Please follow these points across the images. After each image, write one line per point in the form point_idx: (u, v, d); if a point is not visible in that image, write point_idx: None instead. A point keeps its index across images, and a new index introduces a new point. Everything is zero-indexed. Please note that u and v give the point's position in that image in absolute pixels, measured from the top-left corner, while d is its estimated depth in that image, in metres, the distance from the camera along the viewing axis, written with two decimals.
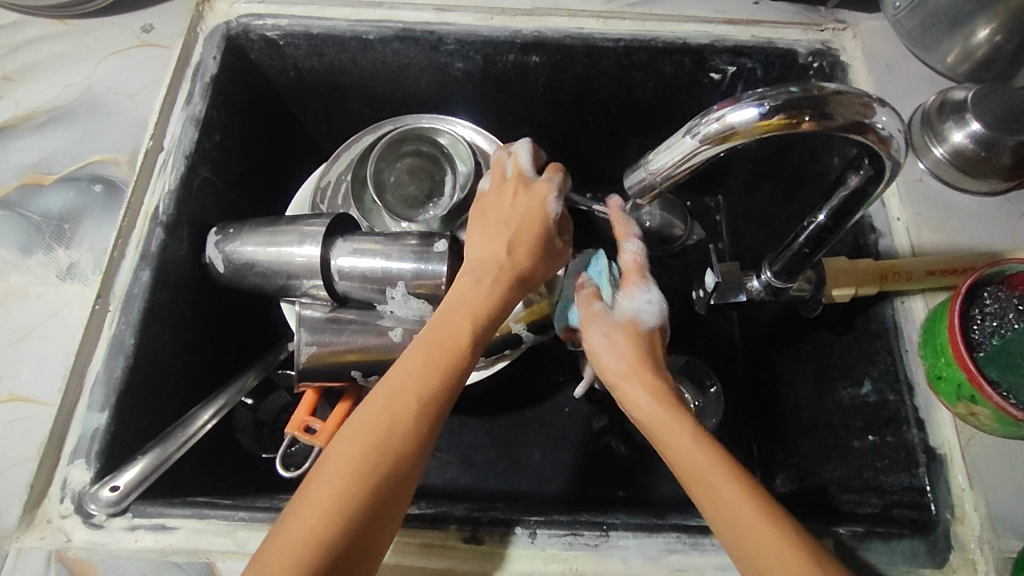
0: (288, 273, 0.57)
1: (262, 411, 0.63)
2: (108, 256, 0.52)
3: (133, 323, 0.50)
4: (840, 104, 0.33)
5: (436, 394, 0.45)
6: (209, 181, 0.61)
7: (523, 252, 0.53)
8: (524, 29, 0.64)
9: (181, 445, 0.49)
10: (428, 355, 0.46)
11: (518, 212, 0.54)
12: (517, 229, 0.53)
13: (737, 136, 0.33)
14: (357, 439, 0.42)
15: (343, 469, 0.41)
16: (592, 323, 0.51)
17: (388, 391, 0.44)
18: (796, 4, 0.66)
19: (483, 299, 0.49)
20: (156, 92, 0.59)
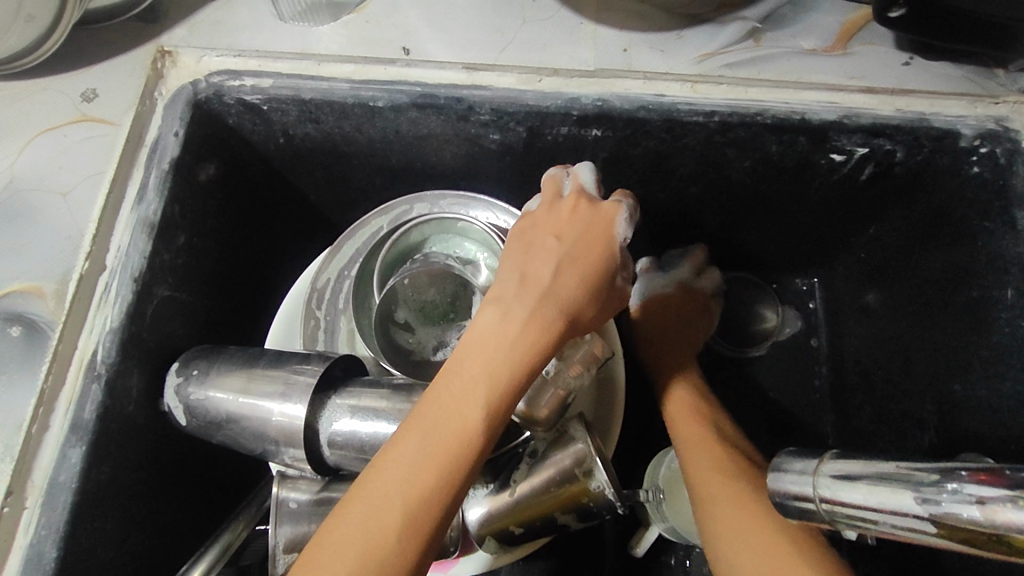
0: (265, 438, 0.43)
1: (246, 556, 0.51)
2: (25, 433, 0.39)
3: (57, 529, 0.38)
4: None
5: (460, 465, 0.37)
6: (173, 299, 0.47)
7: (574, 289, 0.42)
8: (583, 95, 0.48)
9: None
10: (456, 415, 0.38)
11: (574, 239, 0.44)
12: (569, 261, 0.43)
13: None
14: (363, 527, 0.35)
15: (354, 555, 0.34)
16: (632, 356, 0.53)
17: (402, 455, 0.37)
18: (959, 63, 0.48)
19: (522, 346, 0.40)
20: (97, 188, 0.45)
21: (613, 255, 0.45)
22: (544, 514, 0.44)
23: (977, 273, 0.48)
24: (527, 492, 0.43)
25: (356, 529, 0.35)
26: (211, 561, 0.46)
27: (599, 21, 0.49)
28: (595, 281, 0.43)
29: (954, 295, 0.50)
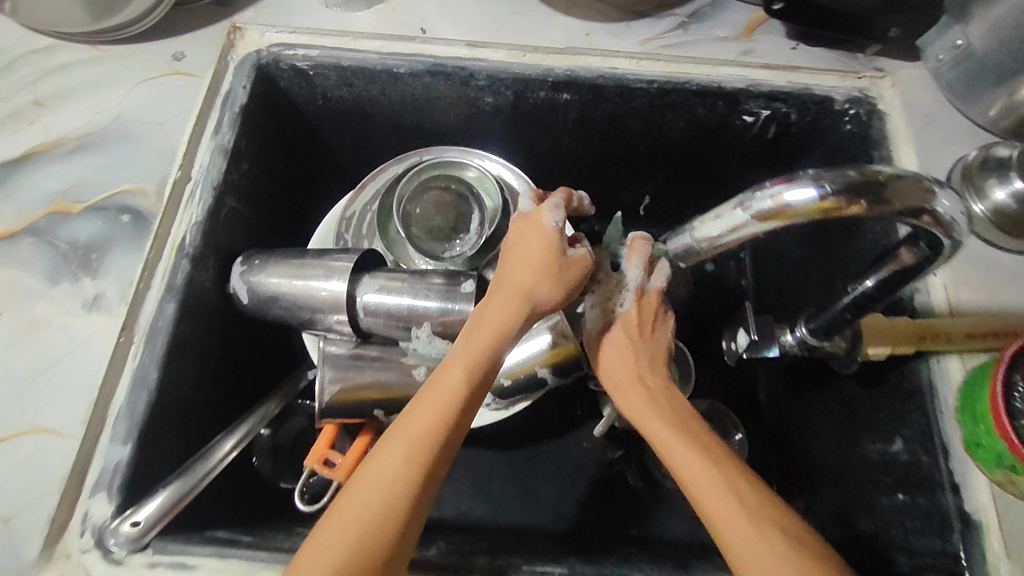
0: (314, 307, 0.56)
1: (279, 435, 0.62)
2: (135, 288, 0.51)
3: (157, 358, 0.50)
4: (901, 190, 0.32)
5: (454, 434, 0.44)
6: (236, 211, 0.60)
7: (536, 284, 0.47)
8: (557, 67, 0.63)
9: (203, 476, 0.48)
10: (445, 394, 0.44)
11: (531, 244, 0.49)
12: (527, 260, 0.48)
13: (787, 216, 0.32)
14: (376, 480, 0.41)
15: (367, 501, 0.41)
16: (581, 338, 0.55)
17: (404, 429, 0.43)
18: (834, 50, 0.65)
19: (497, 333, 0.46)
20: (185, 121, 0.58)
21: (549, 244, 0.48)
22: (537, 371, 0.57)
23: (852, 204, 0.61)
24: (531, 352, 0.57)
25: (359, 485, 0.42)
26: (241, 437, 0.53)
27: (569, 14, 0.65)
28: (553, 275, 0.48)
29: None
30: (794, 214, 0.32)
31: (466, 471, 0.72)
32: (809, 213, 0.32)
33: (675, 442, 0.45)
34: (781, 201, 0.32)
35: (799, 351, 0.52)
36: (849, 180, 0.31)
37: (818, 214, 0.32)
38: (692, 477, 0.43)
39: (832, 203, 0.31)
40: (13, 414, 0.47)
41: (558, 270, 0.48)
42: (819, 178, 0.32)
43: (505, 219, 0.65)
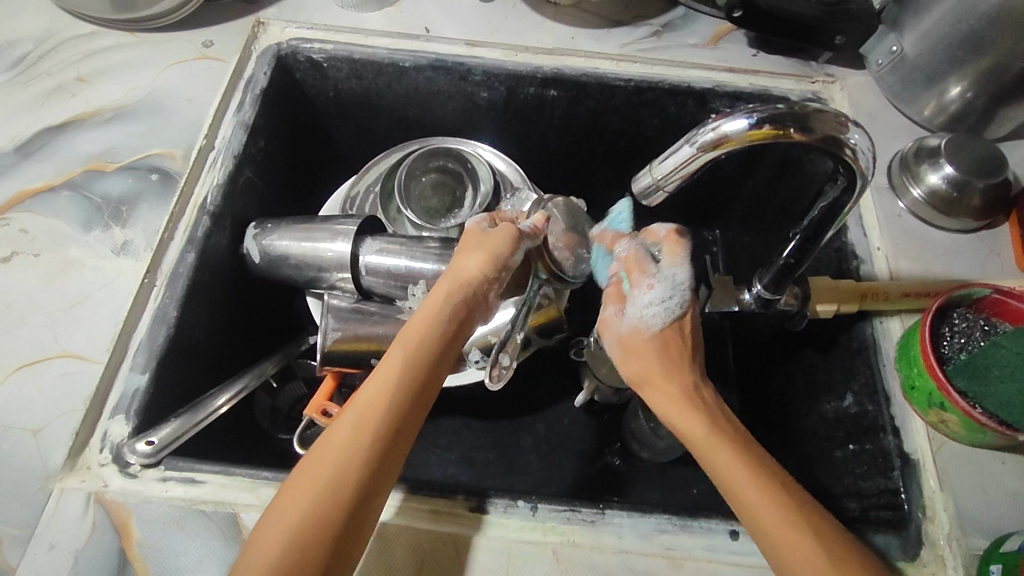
0: (320, 266, 0.61)
1: (279, 399, 0.65)
2: (159, 237, 0.56)
3: (176, 298, 0.54)
4: (819, 120, 0.40)
5: (400, 410, 0.42)
6: (251, 181, 0.66)
7: (472, 269, 0.48)
8: (545, 66, 0.71)
9: (204, 417, 0.51)
10: (383, 370, 0.43)
11: (468, 242, 0.51)
12: (463, 252, 0.50)
13: (730, 143, 0.40)
14: (338, 448, 0.40)
15: (324, 472, 0.39)
16: (605, 331, 0.50)
17: (353, 406, 0.42)
18: (791, 58, 0.73)
19: (439, 312, 0.46)
20: (212, 99, 0.65)
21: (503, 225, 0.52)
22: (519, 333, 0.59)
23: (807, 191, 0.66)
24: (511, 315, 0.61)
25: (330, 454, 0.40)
26: (236, 391, 0.55)
27: (557, 21, 0.74)
28: (488, 261, 0.49)
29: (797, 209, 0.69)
30: (734, 141, 0.40)
31: (454, 442, 0.73)
32: (745, 140, 0.40)
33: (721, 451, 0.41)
34: (722, 132, 0.40)
35: (756, 307, 0.58)
36: (776, 110, 0.39)
37: (753, 140, 0.40)
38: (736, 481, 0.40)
39: (765, 128, 0.39)
40: (45, 340, 0.51)
41: (492, 257, 0.49)
42: (749, 110, 0.40)
43: (496, 202, 0.70)
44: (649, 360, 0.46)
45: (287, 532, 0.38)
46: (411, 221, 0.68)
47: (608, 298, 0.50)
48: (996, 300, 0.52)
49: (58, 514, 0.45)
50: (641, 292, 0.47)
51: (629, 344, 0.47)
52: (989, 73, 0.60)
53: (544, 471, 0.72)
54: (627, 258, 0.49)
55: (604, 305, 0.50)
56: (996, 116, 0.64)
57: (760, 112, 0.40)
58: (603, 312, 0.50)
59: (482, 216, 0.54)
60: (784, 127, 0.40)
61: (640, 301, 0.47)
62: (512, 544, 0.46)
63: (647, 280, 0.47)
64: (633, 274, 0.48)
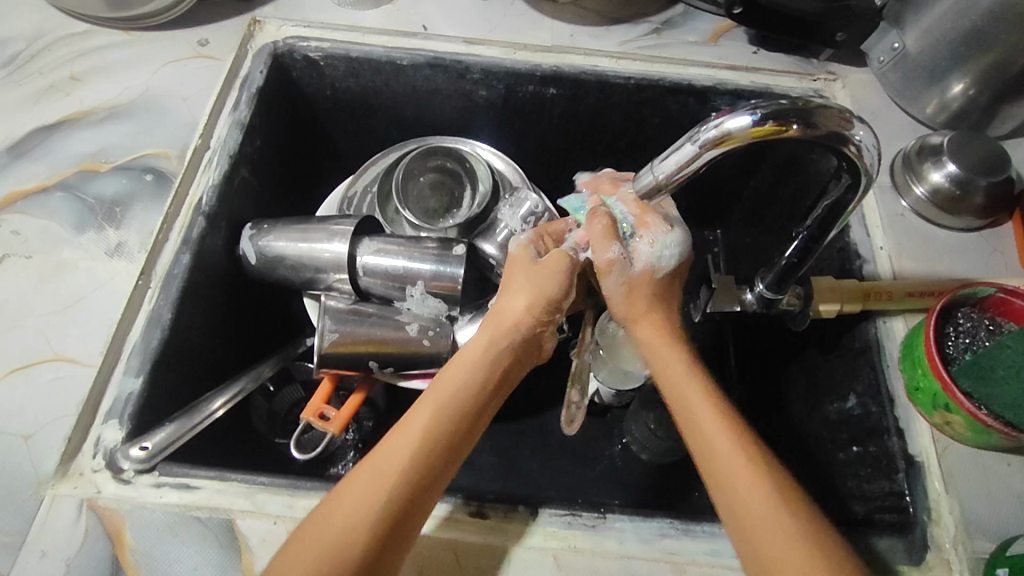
0: (317, 267, 0.60)
1: (276, 402, 0.64)
2: (154, 238, 0.55)
3: (171, 300, 0.53)
4: (823, 116, 0.39)
5: (439, 448, 0.43)
6: (248, 181, 0.65)
7: (522, 312, 0.50)
8: (544, 63, 0.70)
9: (200, 421, 0.50)
10: (424, 408, 0.44)
11: (519, 277, 0.52)
12: (513, 290, 0.51)
13: (732, 140, 0.40)
14: (360, 490, 0.40)
15: (354, 504, 0.39)
16: (608, 272, 0.51)
17: (394, 441, 0.42)
18: (792, 55, 0.72)
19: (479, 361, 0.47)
20: (207, 98, 0.64)
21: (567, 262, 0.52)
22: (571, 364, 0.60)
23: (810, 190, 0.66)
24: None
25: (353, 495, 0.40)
26: (232, 395, 0.55)
27: (556, 18, 0.73)
28: (541, 304, 0.50)
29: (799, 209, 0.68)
30: (737, 138, 0.40)
31: None
32: (746, 137, 0.39)
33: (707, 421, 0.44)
34: (725, 128, 0.39)
35: (758, 308, 0.57)
36: (779, 106, 0.38)
37: (755, 137, 0.39)
38: (717, 456, 0.42)
39: (767, 125, 0.39)
40: (37, 343, 0.50)
41: (547, 300, 0.50)
42: (752, 107, 0.39)
43: (494, 202, 0.69)
44: (641, 308, 0.51)
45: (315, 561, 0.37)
46: (410, 221, 0.67)
47: (608, 237, 0.50)
48: (1001, 300, 0.51)
49: (50, 521, 0.44)
50: (656, 233, 0.50)
51: (633, 287, 0.51)
52: (992, 70, 0.59)
53: (545, 473, 0.72)
54: (635, 204, 0.51)
55: (601, 246, 0.50)
56: (999, 113, 0.63)
57: (764, 108, 0.39)
58: (607, 254, 0.50)
59: (526, 238, 0.54)
60: (787, 123, 0.39)
61: (653, 241, 0.50)
62: (512, 549, 0.46)
63: (657, 227, 0.50)
64: (644, 219, 0.51)
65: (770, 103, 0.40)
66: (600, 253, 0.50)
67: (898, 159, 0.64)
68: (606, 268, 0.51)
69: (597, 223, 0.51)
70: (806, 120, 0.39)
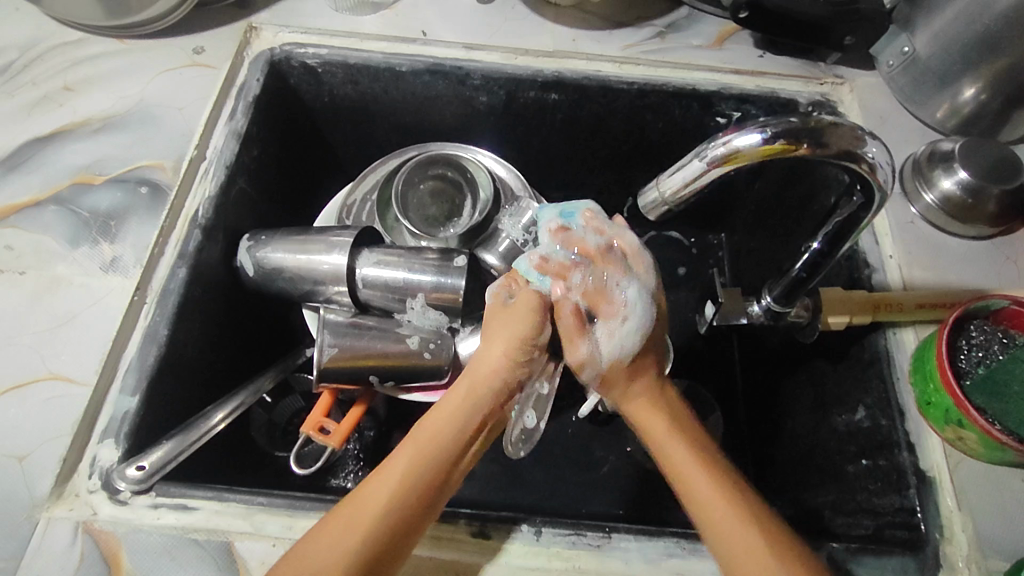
0: (316, 280, 0.59)
1: (276, 413, 0.63)
2: (149, 252, 0.54)
3: (167, 316, 0.52)
4: (834, 134, 0.38)
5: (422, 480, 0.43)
6: (245, 191, 0.64)
7: (500, 360, 0.49)
8: (545, 69, 0.69)
9: (198, 439, 0.49)
10: (405, 447, 0.45)
11: (495, 325, 0.51)
12: (487, 341, 0.50)
13: (740, 158, 0.39)
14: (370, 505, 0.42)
15: (355, 526, 0.41)
16: (582, 369, 0.51)
17: (380, 479, 0.43)
18: (798, 59, 0.71)
19: (463, 403, 0.47)
20: (203, 107, 0.63)
21: (535, 313, 0.49)
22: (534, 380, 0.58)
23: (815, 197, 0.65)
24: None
25: (364, 508, 0.42)
26: (231, 410, 0.54)
27: (558, 22, 0.72)
28: (518, 347, 0.49)
29: (806, 215, 0.67)
30: (745, 156, 0.39)
31: None
32: (755, 155, 0.38)
33: (685, 462, 0.47)
34: (733, 146, 0.39)
35: (766, 320, 0.56)
36: (790, 124, 0.37)
37: (765, 155, 0.38)
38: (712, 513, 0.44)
39: (777, 144, 0.37)
40: (31, 361, 0.49)
41: (523, 343, 0.49)
42: (761, 124, 0.38)
43: (496, 210, 0.67)
44: (624, 379, 0.51)
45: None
46: (409, 230, 0.66)
47: (576, 336, 0.50)
48: (1015, 312, 0.50)
49: (46, 545, 0.43)
50: (612, 324, 0.49)
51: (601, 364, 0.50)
52: (1004, 74, 0.58)
53: (549, 484, 0.71)
54: (593, 265, 0.50)
55: (566, 331, 0.50)
56: (1011, 119, 0.62)
57: (773, 127, 0.38)
58: (578, 354, 0.50)
59: (499, 283, 0.53)
60: (797, 142, 0.38)
61: (613, 330, 0.49)
62: (516, 571, 0.45)
63: (620, 310, 0.49)
64: (600, 308, 0.50)
65: (779, 121, 0.39)
66: (563, 327, 0.50)
67: (909, 163, 0.62)
68: (578, 366, 0.51)
69: (567, 320, 0.50)
70: (815, 140, 0.38)
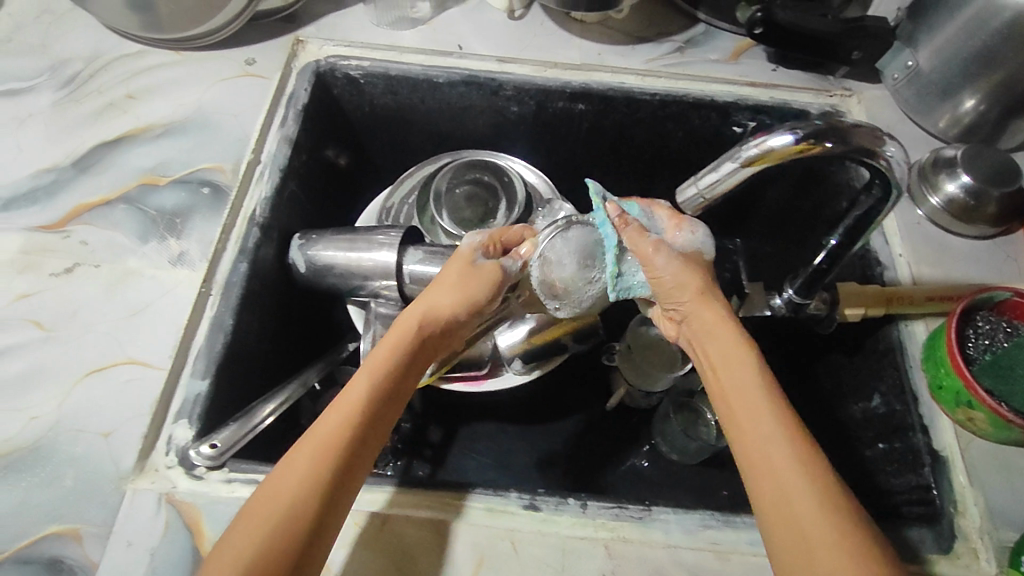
0: (365, 275, 0.63)
1: (321, 404, 0.67)
2: (214, 247, 0.58)
3: (232, 306, 0.56)
4: (858, 134, 0.42)
5: (372, 423, 0.44)
6: (296, 194, 0.68)
7: (451, 305, 0.51)
8: (574, 81, 0.73)
9: (251, 430, 0.52)
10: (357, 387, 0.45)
11: (444, 273, 0.52)
12: (439, 290, 0.51)
13: (773, 156, 0.43)
14: (327, 435, 0.42)
15: (305, 465, 0.41)
16: (657, 253, 0.50)
17: (330, 416, 0.43)
18: (809, 73, 0.76)
19: (403, 344, 0.49)
20: (256, 114, 0.67)
21: (483, 267, 0.53)
22: (559, 338, 0.64)
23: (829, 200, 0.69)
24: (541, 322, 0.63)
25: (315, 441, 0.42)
26: (279, 404, 0.56)
27: (585, 37, 0.76)
28: (467, 295, 0.51)
29: (821, 219, 0.72)
30: (778, 154, 0.43)
31: (489, 445, 0.76)
32: (788, 153, 0.42)
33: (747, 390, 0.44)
34: (766, 147, 0.42)
35: (787, 311, 0.60)
36: (818, 125, 0.42)
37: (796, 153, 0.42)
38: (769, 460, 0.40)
39: (808, 143, 0.42)
40: (109, 347, 0.53)
41: (470, 295, 0.51)
42: (791, 126, 0.42)
43: (528, 214, 0.72)
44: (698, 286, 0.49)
45: (267, 528, 0.38)
46: (446, 230, 0.70)
47: (645, 233, 0.51)
48: (1017, 304, 0.55)
49: (131, 514, 0.46)
50: (693, 228, 0.53)
51: (681, 266, 0.50)
52: (1001, 87, 0.63)
53: (577, 473, 0.74)
54: (668, 214, 0.55)
55: (638, 241, 0.51)
56: (1008, 127, 0.67)
57: (803, 129, 0.42)
58: (648, 241, 0.51)
59: (478, 239, 0.54)
60: (826, 141, 0.42)
61: (689, 237, 0.53)
62: (565, 540, 0.48)
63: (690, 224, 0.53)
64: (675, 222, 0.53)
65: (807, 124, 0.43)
66: (641, 241, 0.51)
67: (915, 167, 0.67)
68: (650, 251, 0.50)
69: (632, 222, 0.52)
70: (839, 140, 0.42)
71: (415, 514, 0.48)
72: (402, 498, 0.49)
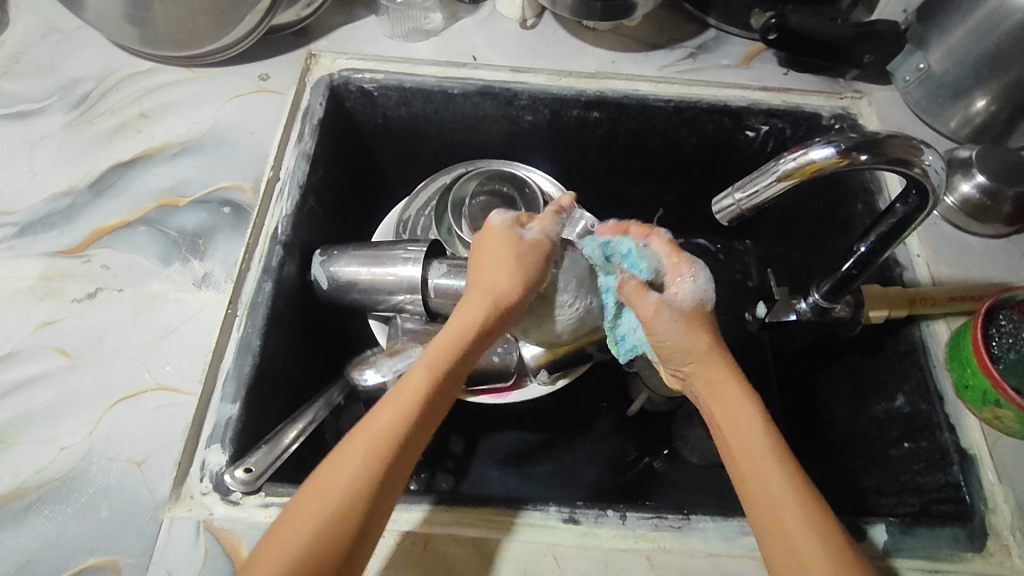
0: (388, 290, 0.62)
1: (343, 419, 0.66)
2: (238, 267, 0.58)
3: (259, 327, 0.55)
4: (895, 145, 0.43)
5: (425, 423, 0.45)
6: (315, 210, 0.67)
7: (512, 283, 0.52)
8: (588, 89, 0.73)
9: (277, 456, 0.50)
10: (417, 378, 0.46)
11: (496, 245, 0.54)
12: (493, 267, 0.53)
13: (815, 167, 0.43)
14: (388, 425, 0.43)
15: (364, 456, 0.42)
16: (658, 318, 0.52)
17: (389, 403, 0.45)
18: (819, 76, 0.76)
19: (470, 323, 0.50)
20: (273, 131, 0.66)
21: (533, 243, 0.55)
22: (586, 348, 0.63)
23: (843, 202, 0.70)
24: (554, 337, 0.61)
25: (377, 430, 0.43)
26: (304, 425, 0.55)
27: (597, 45, 0.77)
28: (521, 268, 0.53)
29: (835, 221, 0.72)
30: (820, 165, 0.43)
31: (512, 455, 0.76)
32: (829, 164, 0.43)
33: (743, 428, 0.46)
34: (806, 158, 0.43)
35: (812, 316, 0.61)
36: (857, 138, 0.42)
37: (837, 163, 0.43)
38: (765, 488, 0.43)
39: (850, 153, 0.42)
40: (138, 373, 0.52)
41: (521, 268, 0.53)
42: (828, 140, 0.43)
43: None
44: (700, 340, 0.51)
45: (315, 522, 0.39)
46: (463, 241, 0.70)
47: (642, 291, 0.53)
48: None
49: (171, 543, 0.46)
50: (693, 270, 0.53)
51: (683, 325, 0.52)
52: (1013, 87, 0.64)
53: (600, 480, 0.75)
54: (667, 248, 0.55)
55: (640, 303, 0.53)
56: (1018, 127, 0.68)
57: (842, 142, 0.43)
58: (649, 304, 0.53)
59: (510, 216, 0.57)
60: (867, 153, 0.43)
61: (692, 279, 0.53)
62: (606, 553, 0.48)
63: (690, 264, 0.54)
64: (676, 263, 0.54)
65: (844, 136, 0.44)
66: (641, 305, 0.53)
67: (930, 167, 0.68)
68: (651, 317, 0.53)
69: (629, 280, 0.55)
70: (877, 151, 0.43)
71: (458, 532, 0.48)
72: (441, 516, 0.49)
